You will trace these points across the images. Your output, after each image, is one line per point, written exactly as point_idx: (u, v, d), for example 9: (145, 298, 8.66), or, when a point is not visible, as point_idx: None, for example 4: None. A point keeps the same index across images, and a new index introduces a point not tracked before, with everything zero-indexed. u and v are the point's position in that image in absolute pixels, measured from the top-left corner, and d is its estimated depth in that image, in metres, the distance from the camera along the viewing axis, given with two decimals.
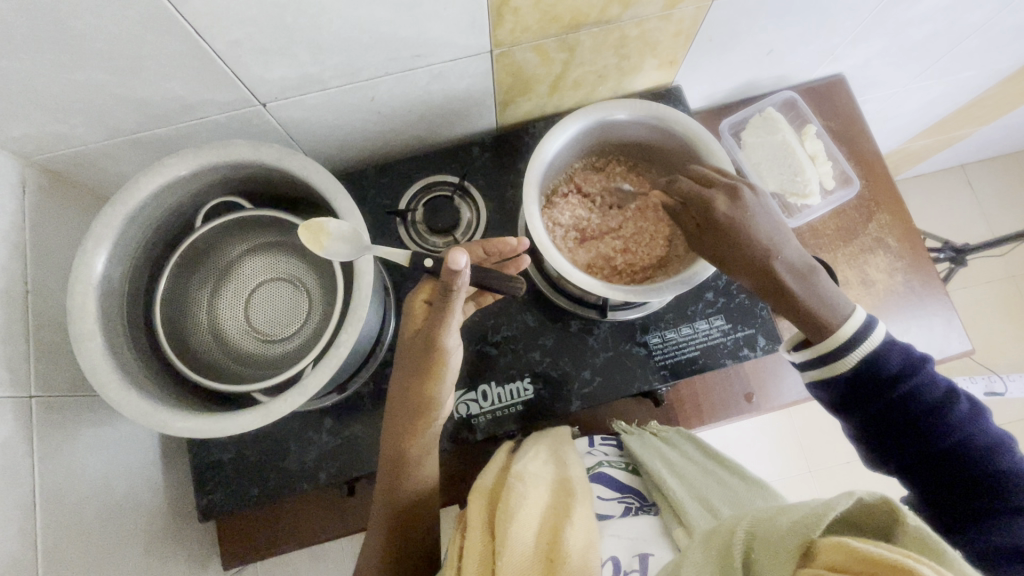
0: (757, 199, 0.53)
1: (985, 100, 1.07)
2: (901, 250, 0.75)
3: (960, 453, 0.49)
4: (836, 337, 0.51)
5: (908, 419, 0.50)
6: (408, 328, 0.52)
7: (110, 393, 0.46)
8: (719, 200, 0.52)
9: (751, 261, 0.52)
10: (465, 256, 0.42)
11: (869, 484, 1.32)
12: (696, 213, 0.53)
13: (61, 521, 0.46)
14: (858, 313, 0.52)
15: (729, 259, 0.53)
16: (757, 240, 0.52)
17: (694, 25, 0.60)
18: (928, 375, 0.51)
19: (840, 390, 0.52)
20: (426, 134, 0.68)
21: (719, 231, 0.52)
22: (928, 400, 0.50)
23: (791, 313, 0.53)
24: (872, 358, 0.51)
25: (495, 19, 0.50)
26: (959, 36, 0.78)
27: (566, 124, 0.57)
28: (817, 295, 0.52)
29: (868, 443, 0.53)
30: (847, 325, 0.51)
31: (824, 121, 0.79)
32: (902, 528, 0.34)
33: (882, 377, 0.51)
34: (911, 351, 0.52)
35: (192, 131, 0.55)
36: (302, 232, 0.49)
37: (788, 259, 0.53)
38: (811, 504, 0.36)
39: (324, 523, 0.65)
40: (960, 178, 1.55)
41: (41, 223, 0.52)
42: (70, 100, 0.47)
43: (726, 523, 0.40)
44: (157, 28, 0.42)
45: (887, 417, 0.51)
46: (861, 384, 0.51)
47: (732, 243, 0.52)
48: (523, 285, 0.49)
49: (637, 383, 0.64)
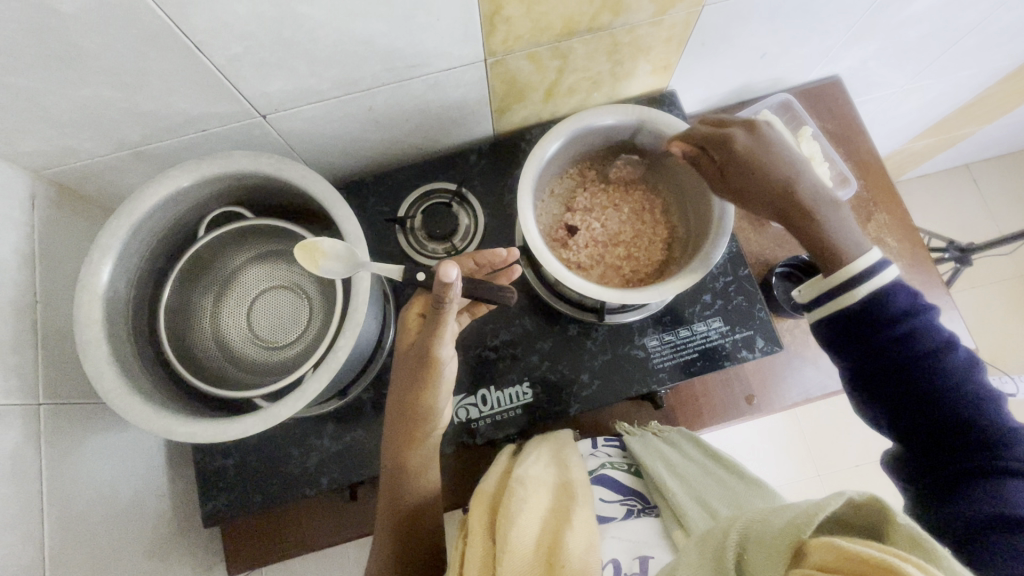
0: (774, 133, 0.55)
1: (986, 99, 1.07)
2: (900, 250, 0.75)
3: (949, 405, 0.48)
4: (850, 268, 0.50)
5: (898, 364, 0.50)
6: (403, 339, 0.53)
7: (115, 400, 0.47)
8: (736, 133, 0.54)
9: (773, 190, 0.52)
10: (457, 269, 0.44)
11: (879, 487, 1.30)
12: (716, 150, 0.54)
13: (68, 526, 0.47)
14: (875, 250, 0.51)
15: (753, 190, 0.52)
16: (776, 168, 0.52)
17: (686, 30, 0.61)
18: (928, 321, 0.50)
19: (838, 327, 0.52)
20: (424, 143, 0.69)
21: (739, 163, 0.53)
22: (924, 346, 0.49)
23: (811, 245, 0.52)
24: (873, 297, 0.50)
25: (488, 29, 0.51)
26: (955, 36, 0.78)
27: (560, 129, 0.58)
28: (835, 222, 0.51)
29: (862, 389, 0.52)
30: (863, 258, 0.50)
31: (820, 122, 0.79)
32: (891, 526, 0.34)
33: (881, 318, 0.50)
34: (915, 295, 0.51)
35: (195, 143, 0.56)
36: (297, 253, 0.51)
37: (813, 186, 0.53)
38: (803, 505, 0.36)
39: (327, 527, 0.65)
40: (966, 177, 1.54)
41: (51, 235, 0.54)
42: (77, 116, 0.48)
43: (721, 526, 0.39)
44: (159, 45, 0.43)
45: (882, 360, 0.50)
46: (858, 324, 0.51)
47: (755, 171, 0.52)
48: (516, 293, 0.50)
49: (636, 386, 0.64)
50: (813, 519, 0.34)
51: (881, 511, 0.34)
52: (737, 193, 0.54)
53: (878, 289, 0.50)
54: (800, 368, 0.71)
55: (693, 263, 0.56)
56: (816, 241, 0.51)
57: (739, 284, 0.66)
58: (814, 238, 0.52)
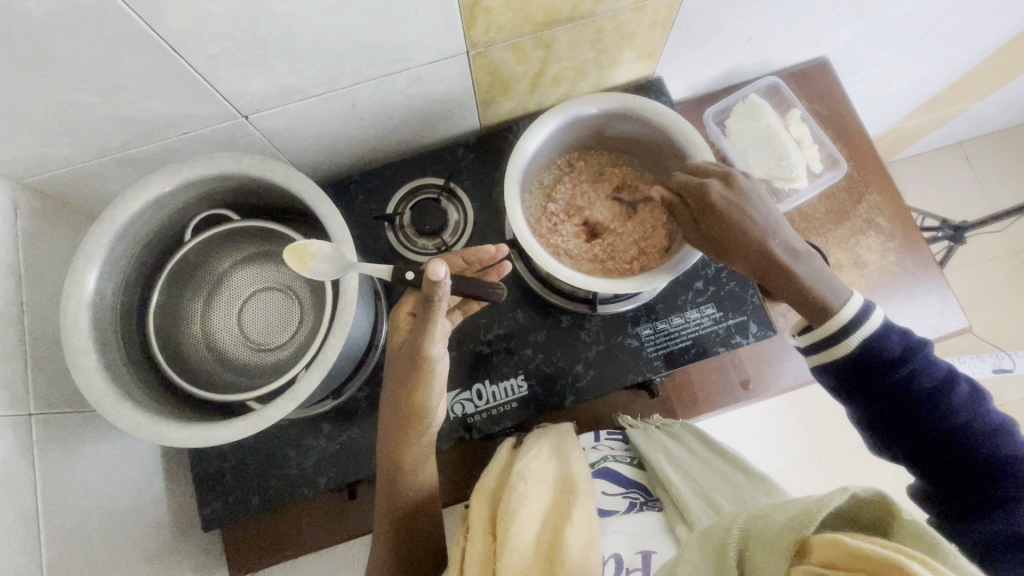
0: (750, 184, 0.55)
1: (976, 75, 1.06)
2: (891, 230, 0.74)
3: (959, 439, 0.48)
4: (832, 322, 0.51)
5: (904, 405, 0.50)
6: (394, 338, 0.53)
7: (105, 407, 0.46)
8: (713, 184, 0.53)
9: (754, 246, 0.52)
10: (444, 267, 0.44)
11: (879, 469, 1.31)
12: (693, 200, 0.54)
13: (65, 537, 0.47)
14: (856, 295, 0.52)
15: (729, 246, 0.53)
16: (756, 221, 0.53)
17: (669, 16, 0.60)
18: (929, 357, 0.50)
19: (841, 372, 0.52)
20: (411, 138, 0.68)
21: (715, 210, 0.52)
22: (929, 387, 0.49)
23: (791, 296, 0.53)
24: (873, 342, 0.50)
25: (468, 21, 0.51)
26: (943, 13, 0.77)
27: (543, 121, 0.58)
28: (816, 276, 0.52)
29: (872, 428, 0.52)
30: (847, 307, 0.51)
31: (809, 104, 0.79)
32: (898, 521, 0.34)
33: (885, 361, 0.50)
34: (911, 333, 0.51)
35: (178, 146, 0.55)
36: (287, 255, 0.50)
37: (788, 242, 0.53)
38: (805, 501, 0.36)
39: (327, 527, 0.66)
40: (958, 155, 1.54)
41: (36, 245, 0.53)
42: (55, 122, 0.47)
43: (722, 522, 0.39)
44: (133, 46, 0.42)
45: (890, 401, 0.50)
46: (860, 367, 0.51)
47: (734, 223, 0.52)
48: (504, 289, 0.51)
49: (631, 375, 0.64)
50: (815, 517, 0.33)
51: (881, 503, 0.35)
52: (713, 245, 0.53)
53: (871, 333, 0.50)
54: (796, 351, 0.71)
55: (681, 251, 0.55)
56: (802, 296, 0.52)
57: (731, 270, 0.66)
58: (798, 294, 0.52)
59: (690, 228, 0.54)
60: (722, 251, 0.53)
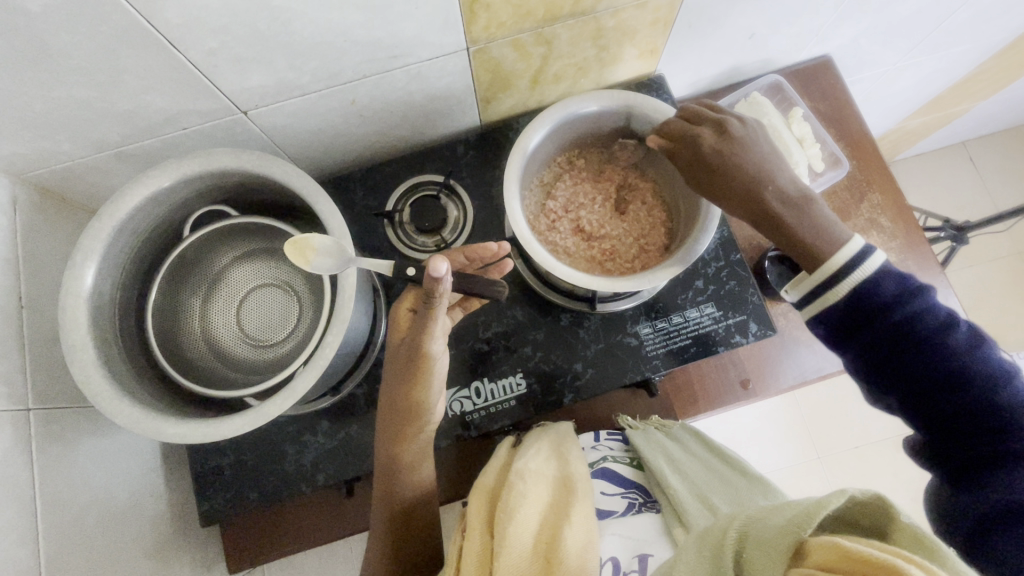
0: (746, 129, 0.54)
1: (980, 74, 1.06)
2: (893, 230, 0.74)
3: (960, 385, 0.47)
4: (835, 258, 0.49)
5: (903, 352, 0.48)
6: (393, 335, 0.53)
7: (103, 403, 0.46)
8: (702, 132, 0.53)
9: (746, 190, 0.51)
10: (446, 263, 0.43)
11: (878, 469, 1.31)
12: (684, 149, 0.53)
13: (63, 532, 0.47)
14: (860, 241, 0.49)
15: (720, 193, 0.52)
16: (748, 166, 0.51)
17: (671, 12, 0.60)
18: (927, 301, 0.48)
19: (837, 321, 0.50)
20: (411, 135, 0.68)
21: (704, 158, 0.52)
22: (927, 331, 0.48)
23: (789, 242, 0.51)
24: (864, 288, 0.48)
25: (469, 17, 0.50)
26: (947, 10, 0.77)
27: (544, 118, 0.57)
28: (815, 222, 0.50)
29: (868, 378, 0.51)
30: (846, 253, 0.49)
31: (811, 103, 0.78)
32: (895, 525, 0.34)
33: (880, 306, 0.48)
34: (906, 278, 0.49)
35: (177, 141, 0.55)
36: (287, 249, 0.50)
37: (786, 186, 0.51)
38: (803, 502, 0.36)
39: (326, 524, 0.66)
40: (961, 155, 1.53)
41: (34, 240, 0.53)
42: (54, 117, 0.47)
43: (721, 523, 0.39)
44: (131, 41, 0.42)
45: (887, 349, 0.49)
46: (856, 315, 0.49)
47: (723, 169, 0.51)
48: (505, 288, 0.50)
49: (630, 374, 0.64)
50: (813, 519, 0.33)
51: (881, 506, 0.34)
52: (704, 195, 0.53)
53: (864, 279, 0.48)
54: (795, 351, 0.70)
55: (682, 250, 0.55)
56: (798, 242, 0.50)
57: (731, 269, 0.65)
58: (794, 240, 0.50)
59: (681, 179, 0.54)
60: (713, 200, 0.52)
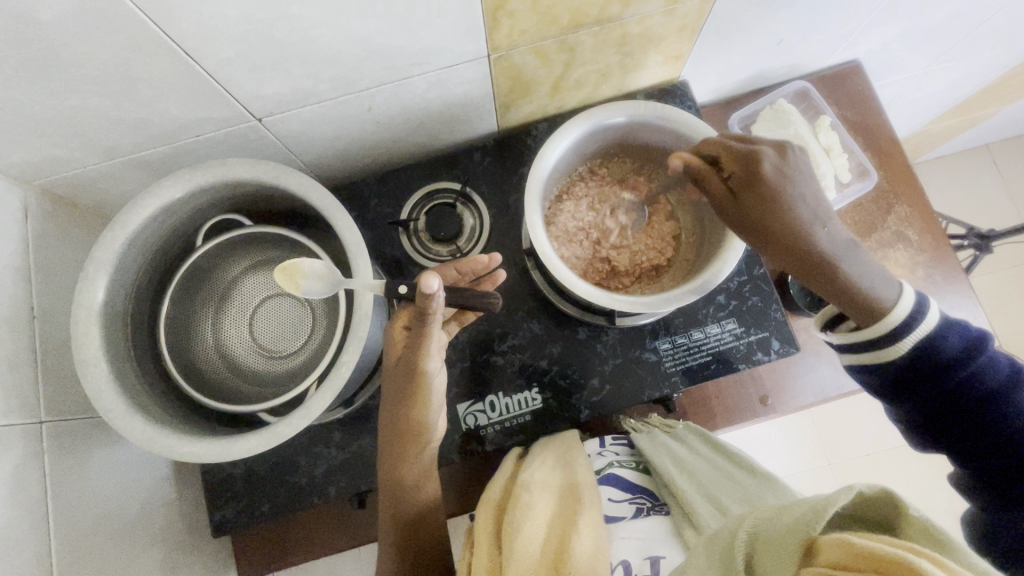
0: (802, 161, 0.50)
1: (1011, 78, 1.03)
2: (921, 243, 0.72)
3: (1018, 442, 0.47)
4: (888, 319, 0.48)
5: (965, 407, 0.49)
6: (389, 355, 0.51)
7: (116, 419, 0.46)
8: (765, 153, 0.49)
9: (796, 232, 0.48)
10: (437, 279, 0.43)
11: (890, 475, 1.31)
12: (737, 170, 0.49)
13: (76, 545, 0.47)
14: (908, 294, 0.49)
15: (769, 226, 0.48)
16: (803, 205, 0.48)
17: (699, 19, 0.58)
18: (989, 356, 0.49)
19: (898, 374, 0.50)
20: (427, 141, 0.66)
21: (762, 187, 0.48)
22: (988, 387, 0.48)
23: (840, 296, 0.49)
24: (931, 343, 0.48)
25: (491, 24, 0.49)
26: (984, 16, 0.74)
27: (568, 129, 0.56)
28: (867, 273, 0.48)
29: (923, 428, 0.51)
30: (898, 308, 0.48)
31: (839, 110, 0.76)
32: (905, 521, 0.33)
33: (944, 361, 0.48)
34: (968, 330, 0.50)
35: (190, 149, 0.54)
36: (277, 275, 0.49)
37: (836, 231, 0.49)
38: (811, 502, 0.34)
39: (337, 533, 0.65)
40: (985, 158, 1.49)
41: (45, 248, 0.52)
42: (65, 125, 0.46)
43: (728, 527, 0.38)
44: (145, 50, 0.41)
45: (947, 403, 0.49)
46: (922, 371, 0.49)
47: (777, 203, 0.48)
48: (498, 297, 0.48)
49: (648, 391, 0.62)
50: (822, 517, 0.32)
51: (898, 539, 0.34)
52: (749, 222, 0.49)
53: (928, 334, 0.48)
54: (816, 367, 0.69)
55: (707, 270, 0.53)
56: (848, 294, 0.48)
57: (754, 284, 0.64)
58: (841, 291, 0.48)
59: (727, 202, 0.50)
60: (757, 230, 0.49)
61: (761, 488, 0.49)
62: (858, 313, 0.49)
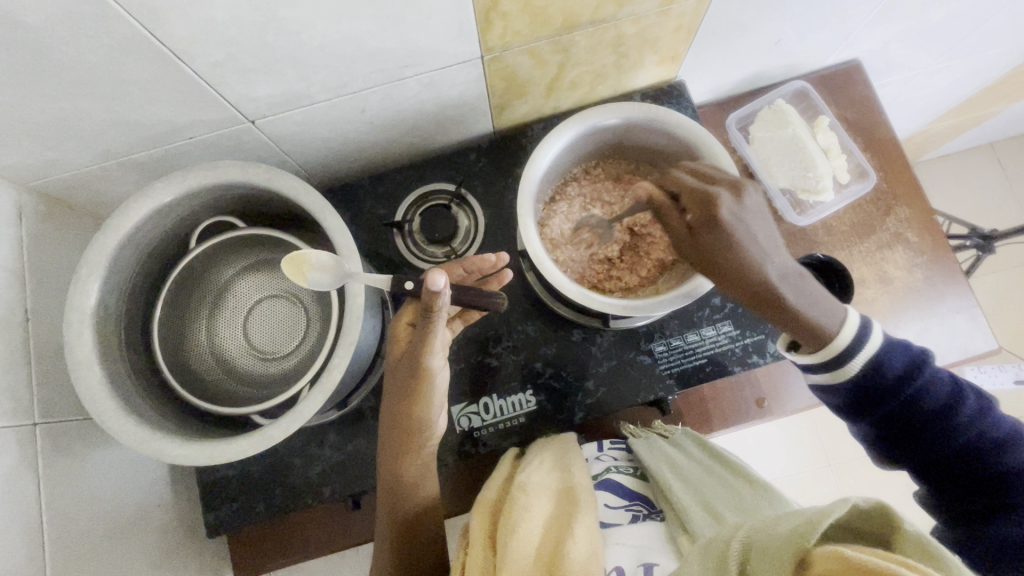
0: (756, 200, 0.50)
1: (1015, 76, 1.01)
2: (921, 245, 0.71)
3: (967, 452, 0.50)
4: (833, 346, 0.50)
5: (915, 421, 0.52)
6: (394, 349, 0.52)
7: (108, 422, 0.46)
8: (721, 196, 0.48)
9: (749, 272, 0.48)
10: (444, 276, 0.43)
11: (889, 477, 1.30)
12: (694, 210, 0.49)
13: (70, 546, 0.47)
14: (851, 318, 0.51)
15: (722, 268, 0.49)
16: (756, 248, 0.48)
17: (695, 19, 0.57)
18: (931, 373, 0.52)
19: (851, 395, 0.52)
20: (422, 142, 0.66)
21: (720, 230, 0.48)
22: (933, 402, 0.51)
23: (790, 326, 0.50)
24: (875, 365, 0.51)
25: (484, 26, 0.48)
26: (986, 14, 0.73)
27: (562, 130, 0.55)
28: (814, 305, 0.50)
29: (882, 445, 0.54)
30: (842, 335, 0.50)
31: (839, 110, 0.75)
32: (899, 534, 0.33)
33: (890, 382, 0.51)
34: (911, 348, 0.53)
35: (183, 150, 0.54)
36: (284, 265, 0.49)
37: (784, 266, 0.49)
38: (807, 511, 0.34)
39: (331, 534, 0.66)
40: (989, 157, 1.48)
41: (39, 250, 0.52)
42: (58, 128, 0.46)
43: (722, 535, 0.37)
44: (135, 53, 0.41)
45: (897, 421, 0.52)
46: (871, 391, 0.52)
47: (732, 246, 0.48)
48: (504, 300, 0.49)
49: (642, 393, 0.62)
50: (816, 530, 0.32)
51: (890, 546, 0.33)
52: (704, 262, 0.50)
53: (873, 354, 0.51)
54: None
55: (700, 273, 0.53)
56: (797, 324, 0.50)
57: None
58: (791, 323, 0.50)
59: (684, 240, 0.51)
60: (711, 270, 0.49)
61: (759, 497, 0.49)
62: (809, 339, 0.51)
